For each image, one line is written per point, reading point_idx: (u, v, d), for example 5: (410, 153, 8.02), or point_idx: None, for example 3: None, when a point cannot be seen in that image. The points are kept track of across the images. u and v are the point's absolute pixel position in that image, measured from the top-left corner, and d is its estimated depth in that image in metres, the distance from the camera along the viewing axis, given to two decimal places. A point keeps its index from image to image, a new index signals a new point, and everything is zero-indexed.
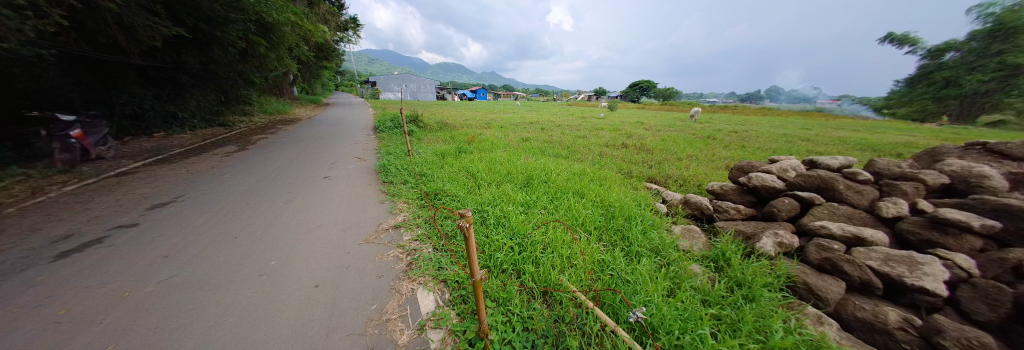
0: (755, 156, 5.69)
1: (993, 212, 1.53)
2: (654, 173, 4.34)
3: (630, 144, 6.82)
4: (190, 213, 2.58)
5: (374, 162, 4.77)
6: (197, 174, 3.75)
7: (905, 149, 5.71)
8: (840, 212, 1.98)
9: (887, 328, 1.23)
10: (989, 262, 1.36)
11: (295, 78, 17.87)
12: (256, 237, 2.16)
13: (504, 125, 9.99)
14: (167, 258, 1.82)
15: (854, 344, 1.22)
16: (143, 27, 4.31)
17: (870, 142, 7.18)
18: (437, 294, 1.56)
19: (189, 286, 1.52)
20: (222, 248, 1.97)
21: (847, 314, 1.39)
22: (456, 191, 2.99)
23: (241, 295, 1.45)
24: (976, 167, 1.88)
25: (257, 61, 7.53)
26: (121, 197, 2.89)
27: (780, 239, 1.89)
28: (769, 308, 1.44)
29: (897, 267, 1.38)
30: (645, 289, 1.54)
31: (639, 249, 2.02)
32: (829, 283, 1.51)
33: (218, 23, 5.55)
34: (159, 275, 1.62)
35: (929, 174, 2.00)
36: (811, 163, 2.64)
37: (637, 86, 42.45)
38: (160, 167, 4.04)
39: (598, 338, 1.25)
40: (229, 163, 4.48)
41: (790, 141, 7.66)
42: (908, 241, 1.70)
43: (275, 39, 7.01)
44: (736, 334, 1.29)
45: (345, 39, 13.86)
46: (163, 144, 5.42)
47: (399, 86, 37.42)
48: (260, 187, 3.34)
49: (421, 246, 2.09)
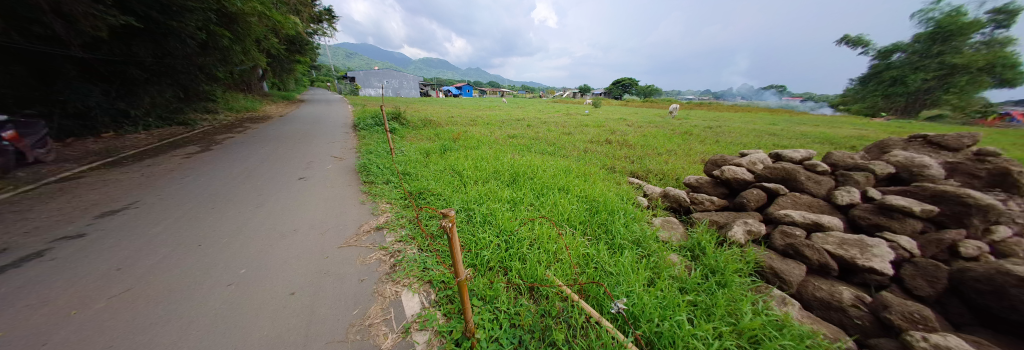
0: (727, 150, 6.04)
1: (931, 198, 1.75)
2: (636, 167, 4.47)
3: (613, 140, 7.00)
4: (148, 219, 2.39)
5: (353, 162, 4.60)
6: (155, 178, 3.45)
7: (855, 142, 6.33)
8: (802, 201, 2.13)
9: (842, 306, 1.36)
10: (928, 243, 1.59)
11: (266, 73, 16.82)
12: (222, 244, 2.02)
13: (489, 122, 9.90)
14: (121, 270, 1.66)
15: (813, 323, 1.33)
16: (85, 15, 3.88)
17: (827, 135, 7.85)
18: (422, 295, 1.54)
19: (147, 301, 1.40)
20: (183, 258, 1.83)
21: (807, 294, 1.51)
22: (441, 190, 2.95)
23: (207, 308, 1.36)
24: (918, 158, 2.12)
25: (220, 53, 7.19)
26: (66, 205, 2.61)
27: (750, 227, 2.01)
28: (739, 292, 1.53)
29: (850, 250, 1.52)
30: (628, 280, 1.60)
31: (622, 241, 2.08)
32: (792, 267, 1.63)
33: (174, 13, 5.09)
34: (113, 288, 1.49)
35: (878, 164, 2.21)
36: (776, 156, 2.82)
37: (619, 83, 43.36)
38: (111, 171, 3.67)
39: (584, 330, 1.29)
40: (190, 165, 4.13)
41: (759, 135, 8.20)
42: (858, 225, 1.87)
43: (240, 30, 6.69)
44: (710, 318, 1.36)
45: (320, 32, 13.17)
46: (114, 146, 4.93)
47: (379, 82, 36.16)
48: (230, 190, 3.15)
49: (405, 247, 2.04)
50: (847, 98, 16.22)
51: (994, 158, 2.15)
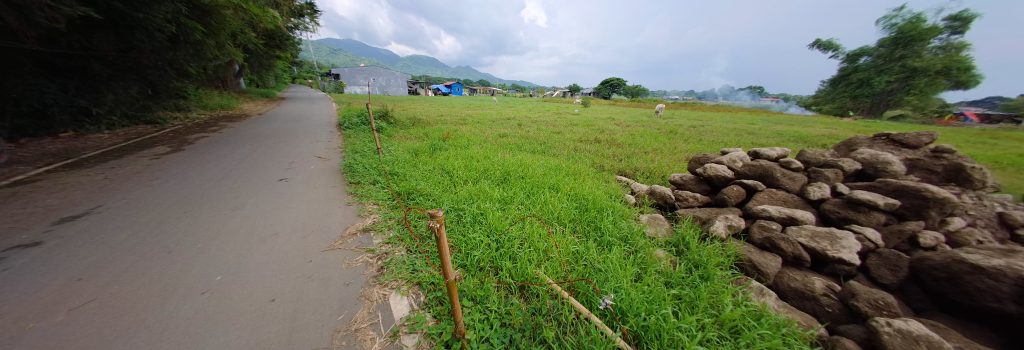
0: (709, 149, 6.27)
1: (894, 192, 1.87)
2: (624, 166, 4.57)
3: (601, 138, 7.11)
4: (113, 225, 2.24)
5: (339, 162, 4.46)
6: (121, 181, 3.23)
7: (826, 140, 6.70)
8: (778, 197, 2.24)
9: (815, 295, 1.44)
10: (891, 234, 1.71)
11: (243, 69, 16.04)
12: (196, 250, 1.91)
13: (479, 121, 9.82)
14: (83, 280, 1.55)
15: (788, 312, 1.40)
16: (39, 5, 3.58)
17: (801, 134, 8.27)
18: (411, 297, 1.52)
19: (114, 312, 1.31)
20: (153, 265, 1.72)
21: (782, 285, 1.60)
22: (431, 190, 2.92)
23: (179, 318, 1.28)
24: (881, 155, 2.28)
25: (191, 47, 6.82)
26: (19, 211, 2.40)
27: (730, 222, 2.10)
28: (720, 285, 1.59)
29: (821, 242, 1.62)
30: (616, 276, 1.64)
31: (610, 238, 2.13)
32: (769, 259, 1.72)
33: (140, 4, 4.77)
34: (76, 299, 1.39)
35: (847, 161, 2.36)
36: (754, 154, 2.95)
37: (608, 83, 44.02)
38: (70, 173, 3.41)
39: (573, 327, 1.31)
40: (160, 166, 3.89)
41: (739, 134, 8.54)
42: (829, 219, 1.99)
43: (213, 24, 6.40)
44: (693, 310, 1.42)
45: (302, 27, 12.67)
46: (74, 146, 4.58)
47: (366, 79, 35.24)
48: (204, 193, 3.00)
49: (394, 249, 2.00)
50: (819, 99, 17.14)
51: (950, 155, 2.33)
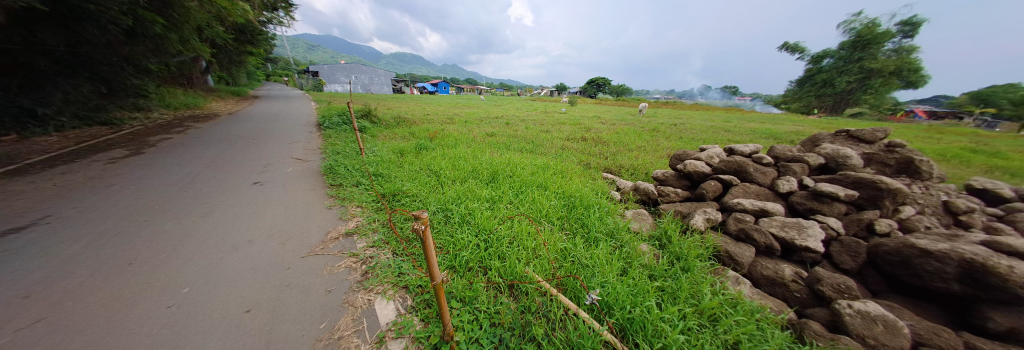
0: (689, 146, 6.52)
1: (853, 184, 2.03)
2: (609, 163, 4.67)
3: (588, 137, 7.24)
4: (64, 236, 2.04)
5: (319, 163, 4.28)
6: (72, 187, 2.95)
7: (794, 137, 7.15)
8: (752, 190, 2.38)
9: (785, 282, 1.55)
10: (851, 223, 1.86)
11: (211, 65, 15.01)
12: (160, 261, 1.78)
13: (466, 120, 9.73)
14: (30, 297, 1.40)
15: (761, 298, 1.49)
16: None
17: (772, 131, 8.78)
18: (398, 301, 1.49)
19: (68, 331, 1.20)
20: (109, 279, 1.58)
21: (756, 273, 1.70)
22: (417, 191, 2.87)
23: (143, 335, 1.19)
24: (842, 150, 2.46)
25: (152, 42, 6.32)
26: None
27: (708, 215, 2.20)
28: (700, 276, 1.67)
29: (791, 232, 1.74)
30: (602, 271, 1.68)
31: (597, 234, 2.17)
32: (744, 250, 1.82)
33: None
34: (22, 319, 1.26)
35: (812, 156, 2.53)
36: (730, 150, 3.10)
37: (594, 82, 44.82)
38: (10, 180, 3.07)
39: (562, 322, 1.33)
40: (118, 171, 3.58)
41: (717, 131, 8.96)
42: (796, 210, 2.13)
43: (176, 16, 5.95)
44: (676, 301, 1.47)
45: (276, 21, 11.99)
46: (14, 150, 4.13)
47: (347, 77, 34.00)
48: (169, 199, 2.79)
49: (379, 252, 1.95)
50: (788, 98, 18.25)
51: (901, 149, 2.54)
